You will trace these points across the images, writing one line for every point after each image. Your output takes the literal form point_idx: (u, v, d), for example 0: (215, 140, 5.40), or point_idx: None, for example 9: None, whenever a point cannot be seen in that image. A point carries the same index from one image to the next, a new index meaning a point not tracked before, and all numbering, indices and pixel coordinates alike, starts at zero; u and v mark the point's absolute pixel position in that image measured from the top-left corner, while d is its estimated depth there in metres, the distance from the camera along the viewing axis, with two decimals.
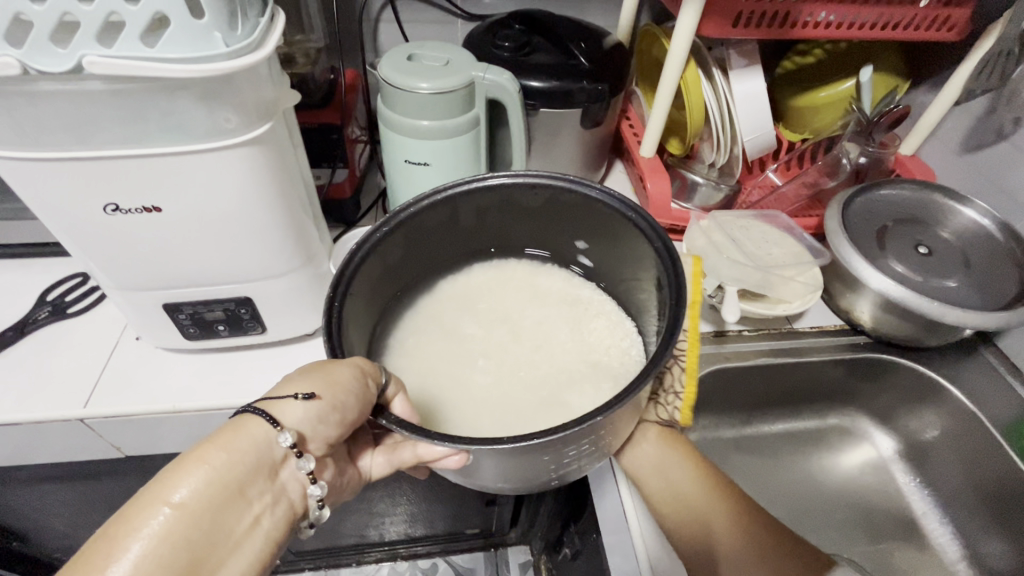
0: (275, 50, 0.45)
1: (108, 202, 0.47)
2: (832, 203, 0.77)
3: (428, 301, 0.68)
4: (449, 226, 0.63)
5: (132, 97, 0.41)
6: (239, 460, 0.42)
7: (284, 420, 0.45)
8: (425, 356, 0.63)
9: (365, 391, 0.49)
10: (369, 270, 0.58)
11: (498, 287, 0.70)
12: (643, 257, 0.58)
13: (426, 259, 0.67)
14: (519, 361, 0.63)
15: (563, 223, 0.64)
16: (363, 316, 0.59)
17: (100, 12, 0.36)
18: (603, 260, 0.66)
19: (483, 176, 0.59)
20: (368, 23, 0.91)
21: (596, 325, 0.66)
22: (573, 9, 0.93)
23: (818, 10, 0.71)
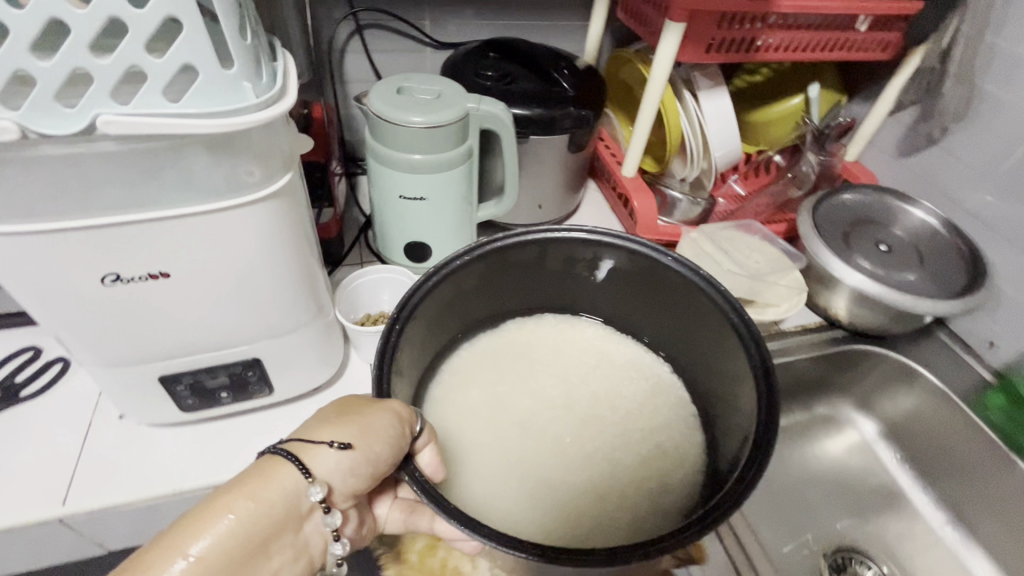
0: (296, 97, 0.42)
1: (108, 272, 0.42)
2: (802, 209, 0.84)
3: (489, 339, 0.69)
4: (531, 269, 0.64)
5: (145, 156, 0.37)
6: (266, 511, 0.41)
7: (316, 470, 0.44)
8: (475, 396, 0.64)
9: (400, 439, 0.47)
10: (440, 294, 0.57)
11: (561, 342, 0.71)
12: (731, 361, 0.57)
13: (498, 298, 0.67)
14: (590, 445, 0.62)
15: (651, 298, 0.65)
16: (416, 354, 0.58)
17: (120, 66, 0.32)
18: (676, 342, 0.66)
19: (578, 227, 0.60)
20: (334, 54, 0.87)
21: (651, 412, 0.66)
22: (540, 35, 0.95)
23: (779, 35, 0.77)
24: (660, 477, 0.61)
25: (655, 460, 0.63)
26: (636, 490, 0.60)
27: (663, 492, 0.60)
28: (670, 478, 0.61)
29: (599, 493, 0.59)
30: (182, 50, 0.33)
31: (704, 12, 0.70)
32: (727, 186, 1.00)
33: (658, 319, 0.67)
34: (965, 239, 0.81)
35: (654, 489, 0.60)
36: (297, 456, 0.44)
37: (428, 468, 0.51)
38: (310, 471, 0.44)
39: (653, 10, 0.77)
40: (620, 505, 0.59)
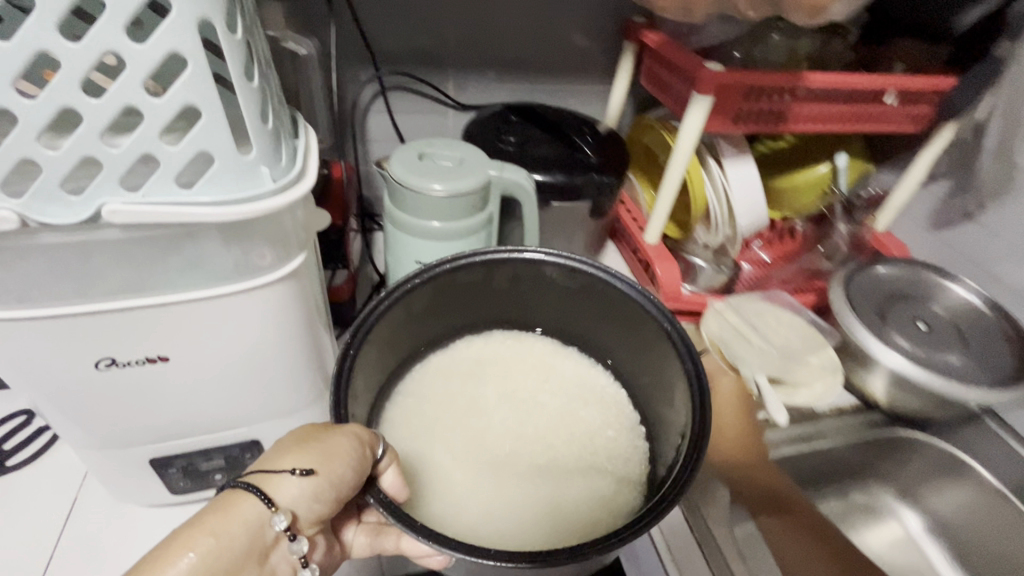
0: (315, 178, 0.40)
1: (102, 357, 0.39)
2: (833, 282, 0.80)
3: (439, 357, 0.64)
4: (480, 289, 0.60)
5: (151, 243, 0.34)
6: (229, 546, 0.40)
7: (277, 499, 0.43)
8: (425, 413, 0.59)
9: (362, 463, 0.44)
10: (389, 319, 0.54)
11: (511, 360, 0.65)
12: (670, 371, 0.55)
13: (449, 317, 0.62)
14: (539, 450, 0.58)
15: (594, 315, 0.62)
16: (369, 375, 0.55)
17: (133, 154, 0.30)
18: (620, 356, 0.63)
19: (526, 249, 0.56)
20: (357, 114, 0.87)
21: (599, 419, 0.61)
22: (562, 98, 0.95)
23: (807, 108, 0.75)
24: (611, 485, 0.57)
25: (604, 465, 0.58)
26: (583, 502, 0.55)
27: (620, 491, 0.56)
28: (621, 482, 0.57)
29: (557, 501, 0.54)
30: (199, 137, 0.31)
31: (731, 86, 0.69)
32: (750, 251, 0.94)
33: (604, 332, 0.62)
34: (1010, 321, 0.76)
35: (606, 494, 0.56)
36: (256, 486, 0.43)
37: (389, 488, 0.47)
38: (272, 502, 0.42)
39: (677, 79, 0.75)
40: (575, 511, 0.53)
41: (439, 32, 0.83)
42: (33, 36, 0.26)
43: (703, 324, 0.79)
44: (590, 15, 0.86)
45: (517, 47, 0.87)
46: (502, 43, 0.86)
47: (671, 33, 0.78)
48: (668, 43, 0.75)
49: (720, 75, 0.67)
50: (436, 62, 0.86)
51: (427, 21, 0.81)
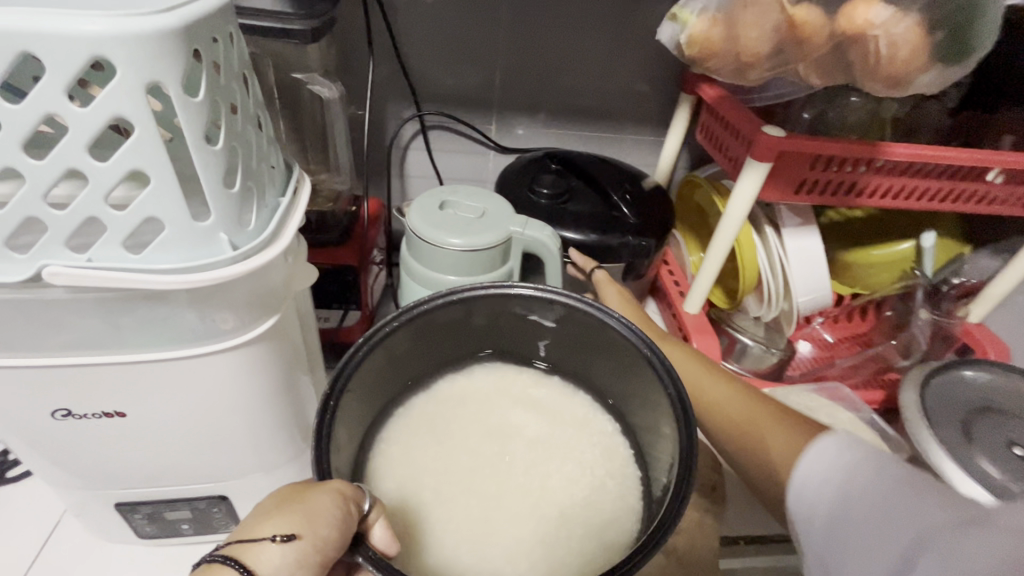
0: (294, 238, 0.37)
1: (59, 408, 0.38)
2: (906, 383, 0.68)
3: (423, 402, 0.55)
4: (460, 329, 0.53)
5: (106, 303, 0.33)
6: None
7: (258, 570, 0.36)
8: (412, 460, 0.51)
9: (347, 520, 0.37)
10: (371, 364, 0.47)
11: (497, 395, 0.57)
12: (656, 405, 0.48)
13: (426, 360, 0.55)
14: (526, 486, 0.50)
15: (579, 345, 0.54)
16: (354, 424, 0.47)
17: (77, 218, 0.28)
18: (609, 383, 0.55)
19: (510, 284, 0.50)
20: (397, 151, 0.87)
21: (592, 455, 0.54)
22: (609, 145, 0.89)
23: (887, 180, 0.65)
24: (604, 524, 0.49)
25: (596, 498, 0.51)
26: (578, 520, 0.49)
27: (616, 527, 0.49)
28: (616, 512, 0.50)
29: (550, 543, 0.47)
30: (148, 203, 0.29)
31: (792, 155, 0.61)
32: (810, 328, 0.85)
33: (594, 362, 0.55)
34: None
35: (599, 529, 0.49)
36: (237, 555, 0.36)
37: (381, 543, 0.39)
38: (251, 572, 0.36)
39: (732, 137, 0.68)
40: (563, 549, 0.46)
41: (485, 74, 0.80)
42: None
43: None
44: (646, 65, 0.81)
45: (565, 93, 0.83)
46: (549, 89, 0.83)
47: (733, 90, 0.71)
48: (727, 100, 0.68)
49: (782, 141, 0.59)
50: (479, 104, 0.83)
51: (473, 63, 0.79)
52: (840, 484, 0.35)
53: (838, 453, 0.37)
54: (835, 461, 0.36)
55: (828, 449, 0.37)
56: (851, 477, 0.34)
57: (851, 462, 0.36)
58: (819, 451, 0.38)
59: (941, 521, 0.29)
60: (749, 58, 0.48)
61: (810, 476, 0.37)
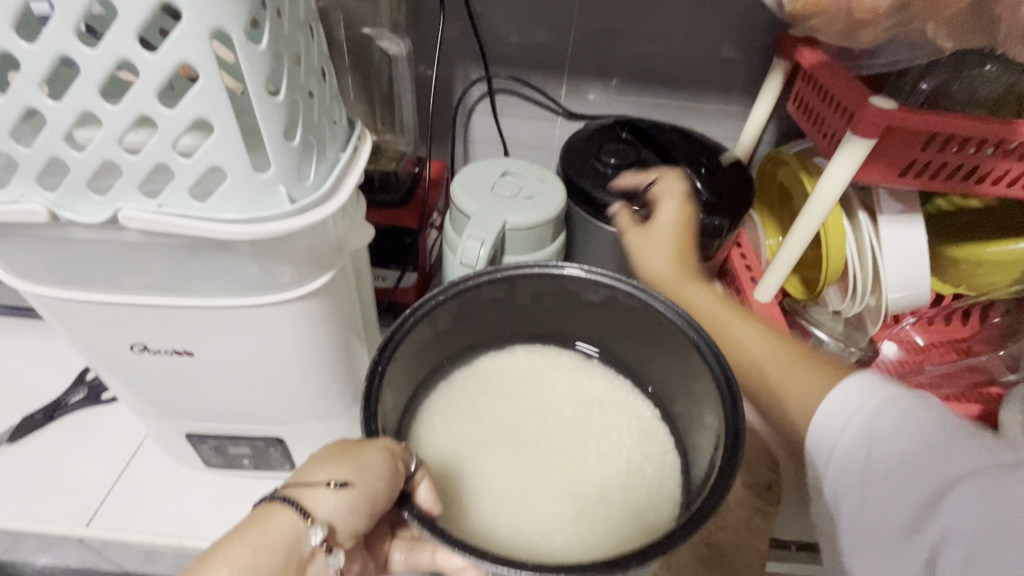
0: (350, 195, 0.37)
1: (136, 342, 0.41)
2: (1007, 401, 0.59)
3: (465, 374, 0.55)
4: (502, 307, 0.53)
5: (175, 247, 0.35)
6: (265, 560, 0.35)
7: (315, 511, 0.36)
8: (455, 432, 0.51)
9: (394, 477, 0.37)
10: (417, 337, 0.47)
11: (537, 375, 0.56)
12: (703, 393, 0.46)
13: (467, 337, 0.55)
14: (563, 463, 0.50)
15: (622, 329, 0.53)
16: (398, 390, 0.48)
17: (148, 163, 0.29)
18: (653, 367, 0.53)
19: (559, 264, 0.49)
20: (462, 113, 0.85)
21: (633, 438, 0.53)
22: (687, 116, 0.83)
23: (1015, 165, 0.56)
24: (643, 506, 0.48)
25: (633, 481, 0.49)
26: (621, 499, 0.48)
27: (655, 510, 0.48)
28: (654, 493, 0.49)
29: (589, 520, 0.46)
30: (210, 152, 0.29)
31: (902, 132, 0.54)
32: (900, 328, 0.74)
33: (641, 348, 0.53)
34: None
35: (636, 512, 0.47)
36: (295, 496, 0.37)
37: (424, 503, 0.39)
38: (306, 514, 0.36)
39: (830, 110, 0.61)
40: (599, 526, 0.46)
41: (557, 34, 0.76)
42: (54, 40, 0.26)
43: None
44: (737, 25, 0.73)
45: (643, 56, 0.77)
46: (627, 51, 0.77)
47: (838, 55, 0.63)
48: (829, 68, 0.60)
49: (893, 115, 0.52)
50: (549, 65, 0.79)
51: (547, 22, 0.75)
52: (864, 427, 0.37)
53: (864, 396, 0.38)
54: (861, 403, 0.37)
55: (871, 398, 0.37)
56: (869, 412, 0.37)
57: (882, 409, 0.36)
58: (844, 390, 0.39)
59: (979, 467, 0.32)
60: (864, 15, 0.42)
61: (835, 418, 0.38)
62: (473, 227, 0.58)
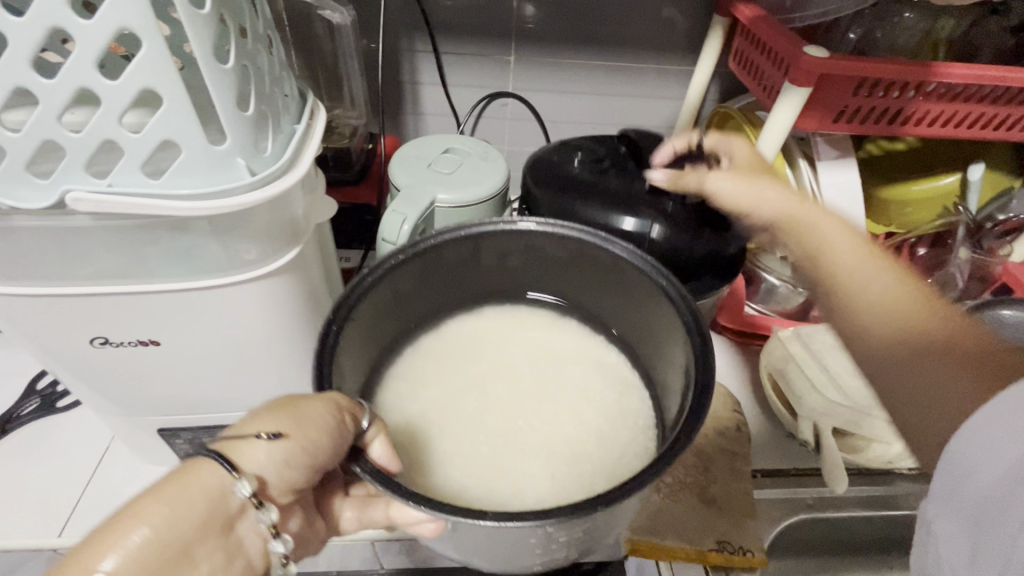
0: (311, 166, 0.37)
1: (96, 336, 0.40)
2: None
3: (432, 340, 0.56)
4: (469, 268, 0.54)
5: (132, 231, 0.34)
6: (183, 516, 0.31)
7: (243, 465, 0.34)
8: (424, 394, 0.52)
9: (336, 431, 0.36)
10: (377, 296, 0.47)
11: (512, 334, 0.58)
12: (667, 331, 0.48)
13: (435, 298, 0.55)
14: (542, 423, 0.51)
15: (589, 282, 0.55)
16: (357, 355, 0.47)
17: (93, 140, 0.28)
18: (621, 317, 0.55)
19: (518, 220, 0.49)
20: (410, 86, 0.83)
21: (608, 388, 0.54)
22: (634, 79, 0.84)
23: (935, 107, 0.61)
24: (617, 460, 0.49)
25: (610, 430, 0.51)
26: (599, 451, 0.49)
27: (630, 462, 0.48)
28: (628, 448, 0.50)
29: (564, 474, 0.47)
30: (161, 125, 0.28)
31: (837, 78, 0.57)
32: None
33: (608, 299, 0.55)
34: None
35: (611, 466, 0.48)
36: (222, 450, 0.34)
37: (378, 460, 0.38)
38: (235, 465, 0.33)
39: (768, 62, 0.63)
40: (577, 479, 0.47)
41: None
42: None
43: (765, 350, 0.68)
44: None
45: (587, 19, 0.78)
46: (572, 14, 0.77)
47: (772, 9, 0.65)
48: (765, 21, 0.63)
49: (825, 63, 0.55)
50: (495, 31, 0.78)
51: None
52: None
53: None
54: None
55: None
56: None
57: None
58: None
59: None
60: None
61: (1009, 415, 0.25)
62: (399, 202, 0.57)
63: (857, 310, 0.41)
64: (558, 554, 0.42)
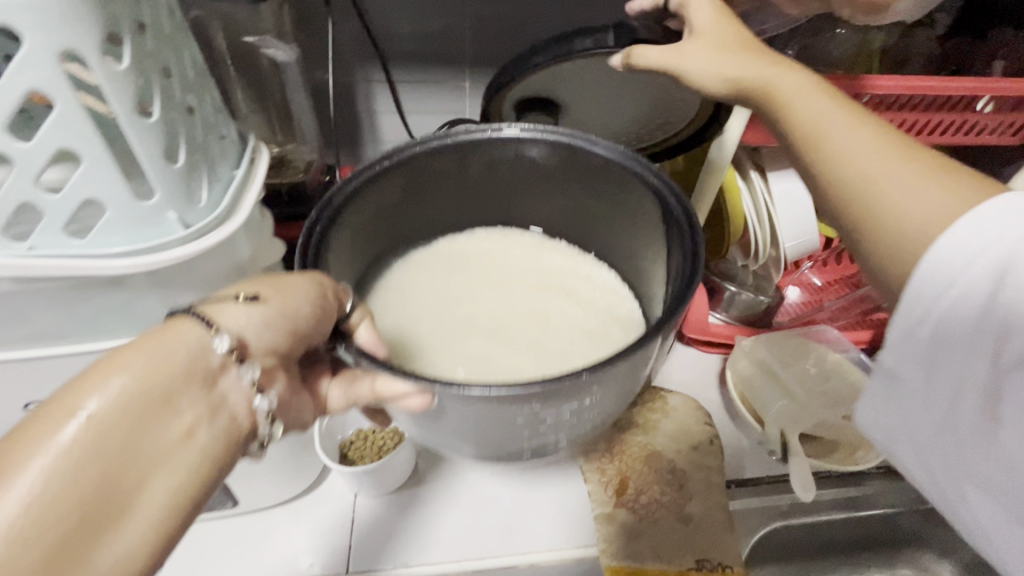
0: (253, 211, 0.36)
1: (30, 400, 0.38)
2: None
3: (423, 255, 0.61)
4: (456, 182, 0.56)
5: (61, 293, 0.32)
6: (162, 363, 0.31)
7: (220, 321, 0.33)
8: (414, 305, 0.58)
9: (325, 304, 0.38)
10: (361, 208, 0.50)
11: (503, 256, 0.62)
12: (646, 236, 0.53)
13: (423, 215, 0.58)
14: (530, 330, 0.56)
15: (572, 197, 0.57)
16: (343, 263, 0.51)
17: (10, 204, 0.27)
18: (598, 232, 0.60)
19: (502, 128, 0.51)
20: (367, 114, 0.83)
21: (591, 298, 0.60)
22: None
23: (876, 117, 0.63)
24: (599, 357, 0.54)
25: (595, 336, 0.57)
26: (585, 348, 0.55)
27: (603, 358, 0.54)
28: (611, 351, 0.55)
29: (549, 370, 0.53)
30: (83, 183, 0.28)
31: None
32: (799, 272, 0.82)
33: (589, 216, 0.59)
34: None
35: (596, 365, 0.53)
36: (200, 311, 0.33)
37: (366, 343, 0.40)
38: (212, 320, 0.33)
39: None
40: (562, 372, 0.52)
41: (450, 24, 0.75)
42: None
43: (731, 360, 0.69)
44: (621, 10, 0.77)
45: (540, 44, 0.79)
46: (524, 40, 0.78)
47: None
48: None
49: None
50: (449, 58, 0.78)
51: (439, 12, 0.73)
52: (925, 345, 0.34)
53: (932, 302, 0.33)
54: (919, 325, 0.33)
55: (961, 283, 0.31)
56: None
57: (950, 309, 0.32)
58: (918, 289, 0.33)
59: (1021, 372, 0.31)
60: None
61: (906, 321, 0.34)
62: None
63: (829, 172, 0.36)
64: (543, 438, 0.45)
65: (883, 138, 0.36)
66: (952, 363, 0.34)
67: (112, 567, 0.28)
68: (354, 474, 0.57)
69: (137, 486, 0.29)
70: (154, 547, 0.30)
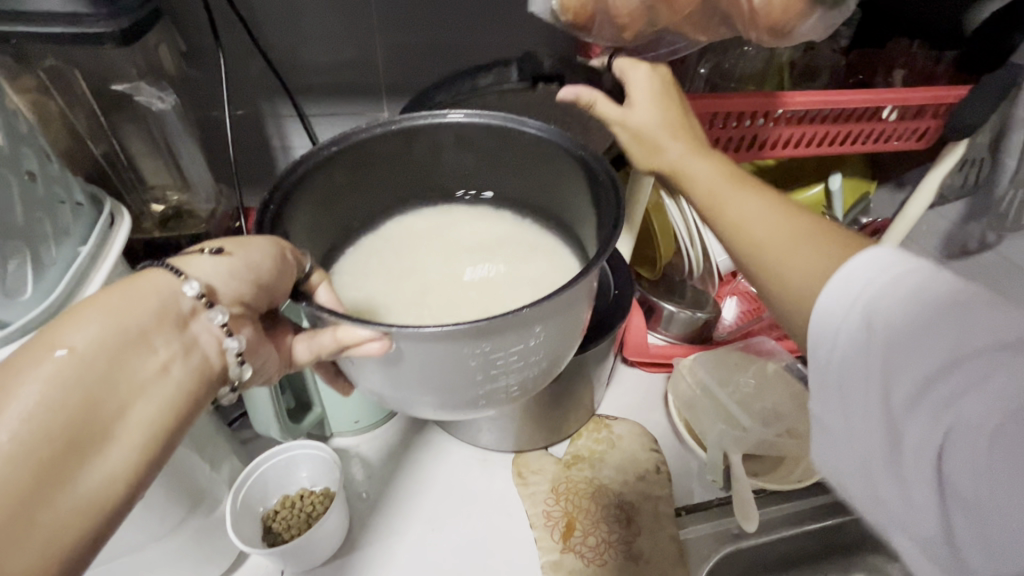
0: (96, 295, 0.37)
1: None
2: None
3: (372, 240, 0.54)
4: (403, 165, 0.51)
5: None
6: (140, 304, 0.32)
7: (188, 271, 0.34)
8: (373, 276, 0.51)
9: (284, 265, 0.37)
10: (313, 189, 0.46)
11: (447, 232, 0.54)
12: (579, 202, 0.48)
13: (374, 196, 0.53)
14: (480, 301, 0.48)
15: (510, 172, 0.52)
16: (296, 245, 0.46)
17: None
18: (544, 201, 0.53)
19: (444, 112, 0.47)
20: (281, 153, 0.78)
21: (538, 269, 0.51)
22: None
23: (787, 130, 0.64)
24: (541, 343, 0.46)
25: None
26: None
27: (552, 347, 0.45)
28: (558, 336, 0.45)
29: None
30: None
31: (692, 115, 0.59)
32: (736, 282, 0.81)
33: (531, 186, 0.52)
34: None
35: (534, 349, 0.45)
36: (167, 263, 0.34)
37: (326, 302, 0.39)
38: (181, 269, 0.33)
39: None
40: None
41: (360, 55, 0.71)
42: None
43: (671, 382, 0.69)
44: None
45: None
46: None
47: None
48: None
49: None
50: (362, 90, 0.73)
51: (344, 43, 0.69)
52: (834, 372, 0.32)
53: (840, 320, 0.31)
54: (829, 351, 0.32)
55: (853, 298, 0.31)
56: (902, 268, 0.30)
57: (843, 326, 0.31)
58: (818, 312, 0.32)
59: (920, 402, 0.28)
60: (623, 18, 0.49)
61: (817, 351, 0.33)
62: None
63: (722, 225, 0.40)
64: (501, 386, 0.41)
65: (782, 209, 0.38)
66: (856, 400, 0.31)
67: (98, 484, 0.28)
68: (273, 554, 0.52)
69: (118, 416, 0.29)
70: (133, 479, 0.30)
